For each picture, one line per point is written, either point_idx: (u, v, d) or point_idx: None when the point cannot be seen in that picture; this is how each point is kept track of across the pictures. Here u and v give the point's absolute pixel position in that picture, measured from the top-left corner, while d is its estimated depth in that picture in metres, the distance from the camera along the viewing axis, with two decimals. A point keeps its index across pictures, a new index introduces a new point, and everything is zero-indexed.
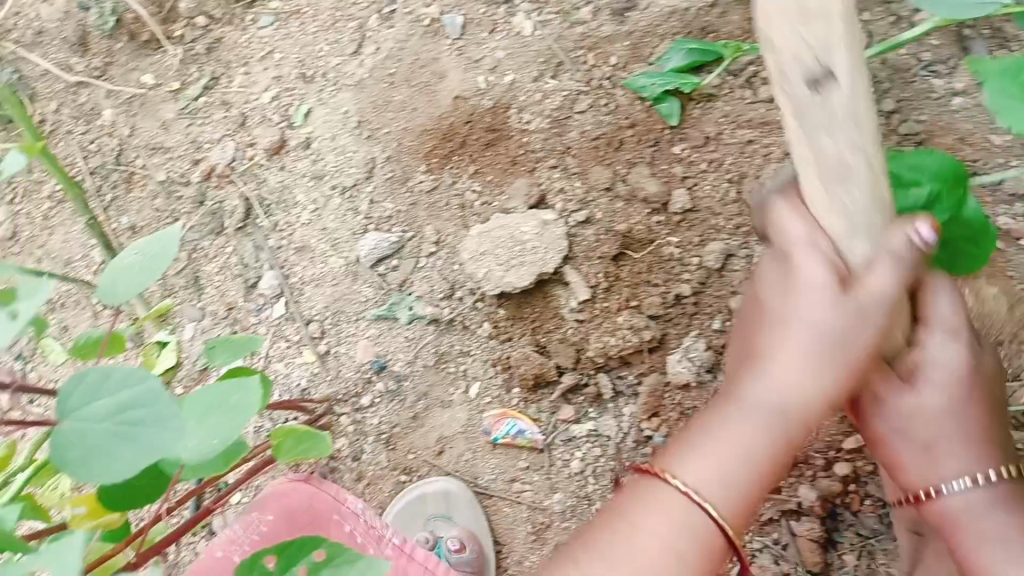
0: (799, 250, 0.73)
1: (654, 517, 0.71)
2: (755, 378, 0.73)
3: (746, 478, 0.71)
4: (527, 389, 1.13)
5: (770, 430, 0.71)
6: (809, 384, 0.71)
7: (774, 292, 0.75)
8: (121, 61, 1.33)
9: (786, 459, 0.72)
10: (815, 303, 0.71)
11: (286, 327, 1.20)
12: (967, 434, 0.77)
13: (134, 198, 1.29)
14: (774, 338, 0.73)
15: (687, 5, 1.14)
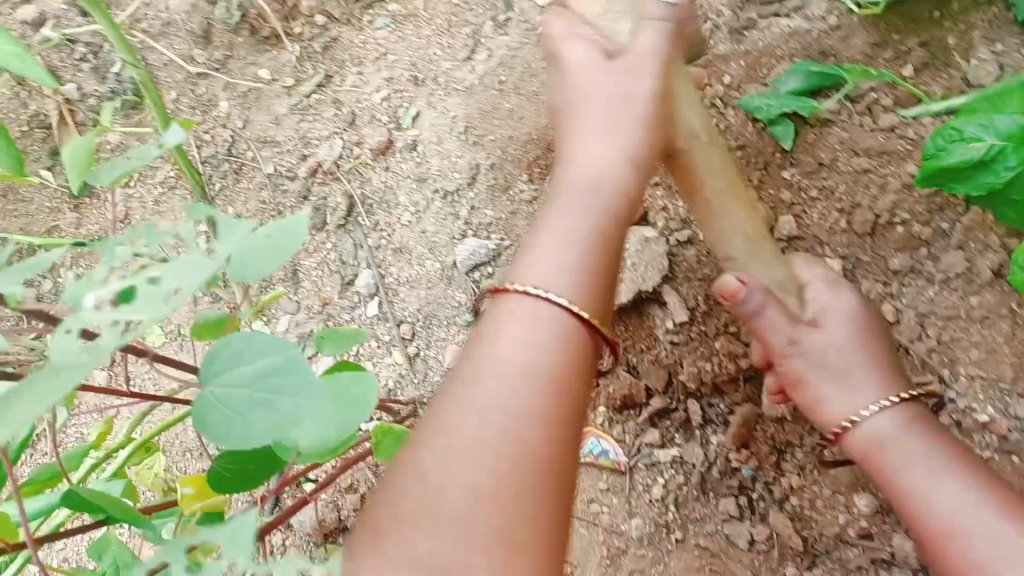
0: (572, 65, 0.86)
1: (507, 330, 0.70)
2: (569, 163, 0.82)
3: (590, 254, 0.76)
4: (613, 408, 1.09)
5: (592, 203, 0.79)
6: (611, 144, 0.81)
7: (568, 98, 0.86)
8: (239, 55, 1.37)
9: (614, 239, 0.79)
10: (604, 76, 0.84)
11: (377, 326, 1.21)
12: (869, 356, 0.88)
13: (242, 189, 1.31)
14: (578, 130, 0.84)
15: (810, 26, 1.09)
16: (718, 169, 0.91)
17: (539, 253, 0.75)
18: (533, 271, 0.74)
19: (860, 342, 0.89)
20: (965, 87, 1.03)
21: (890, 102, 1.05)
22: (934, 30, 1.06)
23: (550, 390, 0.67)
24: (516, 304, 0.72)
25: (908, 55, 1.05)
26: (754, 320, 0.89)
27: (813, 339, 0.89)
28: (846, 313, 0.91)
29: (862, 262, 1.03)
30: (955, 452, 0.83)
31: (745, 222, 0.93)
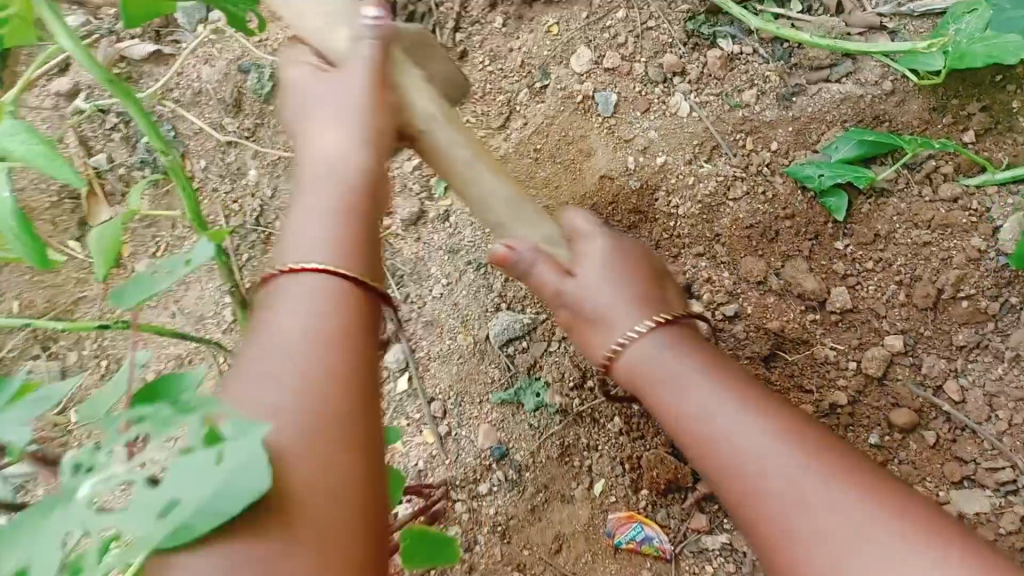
0: (304, 77, 0.80)
1: (279, 303, 0.58)
2: (313, 154, 0.72)
3: (347, 221, 0.64)
4: (657, 493, 1.09)
5: (332, 177, 0.68)
6: (351, 138, 0.72)
7: (293, 102, 0.79)
8: (270, 124, 1.36)
9: (371, 207, 0.68)
10: (325, 85, 0.78)
11: (407, 403, 1.17)
12: (631, 296, 0.74)
13: (270, 260, 1.31)
14: (308, 119, 0.76)
15: (863, 91, 1.05)
16: (458, 135, 0.83)
17: (295, 226, 0.64)
18: (291, 247, 0.62)
19: (621, 275, 0.77)
20: None
21: (952, 171, 1.00)
22: (996, 93, 1.00)
23: (339, 344, 0.55)
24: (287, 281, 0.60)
25: (968, 121, 1.00)
26: (529, 278, 0.80)
27: (584, 277, 0.77)
28: (606, 250, 0.79)
29: (923, 338, 0.98)
30: (749, 385, 0.66)
31: (496, 181, 0.83)
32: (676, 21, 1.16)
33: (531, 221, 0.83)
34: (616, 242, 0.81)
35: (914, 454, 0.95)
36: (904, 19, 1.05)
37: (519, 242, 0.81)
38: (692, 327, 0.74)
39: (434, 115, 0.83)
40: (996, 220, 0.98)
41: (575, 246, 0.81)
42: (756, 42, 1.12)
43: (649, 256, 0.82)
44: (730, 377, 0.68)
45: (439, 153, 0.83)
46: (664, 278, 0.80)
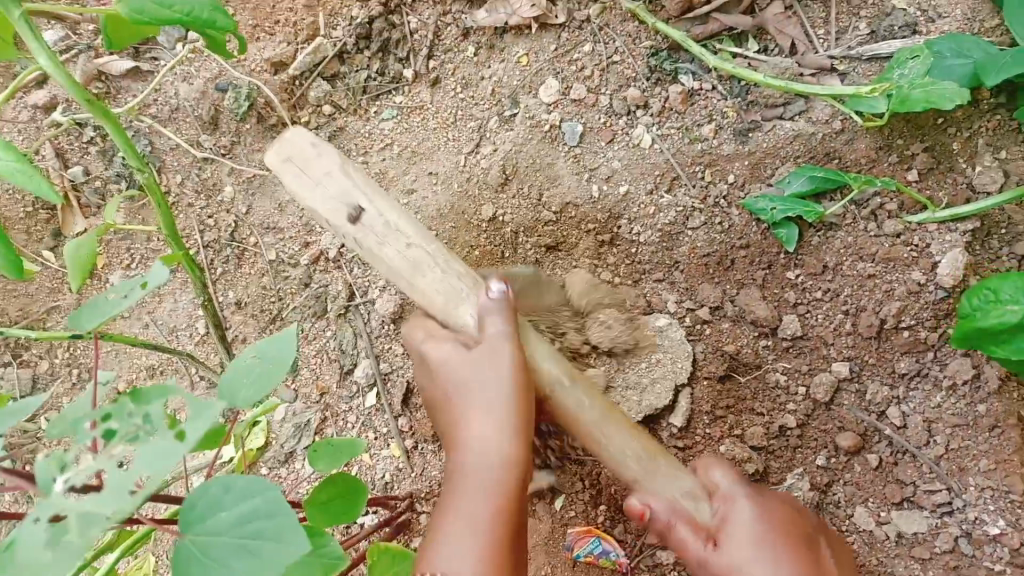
0: (431, 347, 0.88)
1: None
2: (469, 448, 0.81)
3: (496, 527, 0.76)
4: (613, 510, 1.11)
5: (486, 485, 0.79)
6: (497, 434, 0.81)
7: (448, 382, 0.86)
8: (246, 142, 1.38)
9: (514, 510, 0.79)
10: (467, 357, 0.85)
11: (375, 418, 1.19)
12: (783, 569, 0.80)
13: (243, 275, 1.34)
14: (465, 420, 0.83)
15: (813, 128, 1.09)
16: (590, 401, 0.87)
17: (452, 546, 0.75)
18: (444, 565, 0.74)
19: (767, 544, 0.82)
20: (970, 193, 1.03)
21: (895, 207, 1.04)
22: (938, 134, 1.05)
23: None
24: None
25: (914, 159, 1.05)
26: (670, 535, 0.84)
27: (728, 553, 0.82)
28: (751, 519, 0.84)
29: (867, 365, 1.03)
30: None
31: (632, 441, 0.86)
32: (639, 57, 1.20)
33: (672, 476, 0.86)
34: (760, 505, 0.85)
35: (857, 475, 1.02)
36: (854, 62, 1.10)
37: (657, 501, 0.84)
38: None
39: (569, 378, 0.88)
40: (936, 256, 1.01)
41: (718, 505, 0.86)
42: (715, 79, 1.16)
43: (789, 509, 0.88)
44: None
45: (573, 416, 0.87)
46: (812, 545, 0.84)
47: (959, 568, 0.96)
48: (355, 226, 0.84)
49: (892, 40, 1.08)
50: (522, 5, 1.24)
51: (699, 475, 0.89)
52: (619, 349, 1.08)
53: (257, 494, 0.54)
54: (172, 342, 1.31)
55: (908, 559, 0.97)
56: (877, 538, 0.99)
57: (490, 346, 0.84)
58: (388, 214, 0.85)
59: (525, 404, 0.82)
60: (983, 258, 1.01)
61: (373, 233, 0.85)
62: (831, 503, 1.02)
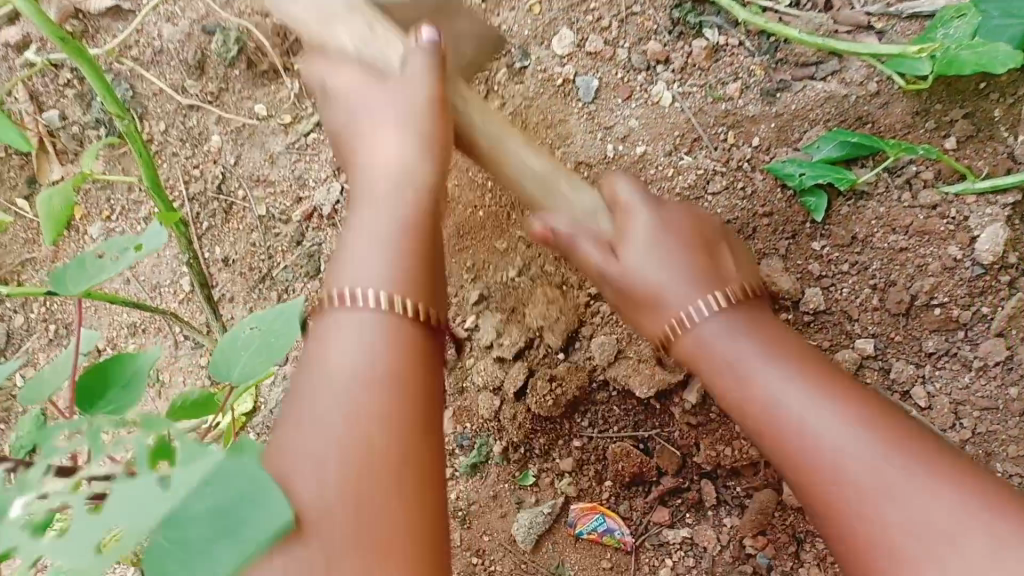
0: (333, 76, 0.84)
1: (346, 329, 0.64)
2: (376, 156, 0.77)
3: (403, 244, 0.70)
4: (620, 484, 1.03)
5: (403, 194, 0.74)
6: (409, 147, 0.77)
7: (341, 123, 0.82)
8: (235, 89, 1.29)
9: (433, 217, 0.74)
10: (366, 86, 0.81)
11: None
12: (679, 272, 0.81)
13: (230, 230, 1.27)
14: (360, 140, 0.79)
15: (846, 90, 1.03)
16: (535, 158, 0.90)
17: (351, 257, 0.69)
18: (353, 278, 0.67)
19: (668, 251, 0.83)
20: (1011, 163, 0.97)
21: (930, 176, 0.98)
22: (981, 100, 0.99)
23: (405, 381, 0.62)
24: (349, 318, 0.65)
25: (952, 126, 0.99)
26: (572, 251, 0.87)
27: (628, 258, 0.83)
28: (652, 225, 0.85)
29: (893, 342, 0.98)
30: (806, 360, 0.75)
31: (531, 154, 0.90)
32: (662, 7, 1.11)
33: (575, 192, 0.90)
34: (662, 214, 0.86)
35: None
36: (891, 20, 1.04)
37: (557, 218, 0.88)
38: (749, 301, 0.81)
39: (478, 116, 0.90)
40: (975, 230, 0.95)
41: (619, 217, 0.88)
42: (743, 34, 1.08)
43: (698, 220, 0.88)
44: (784, 342, 0.77)
45: (488, 152, 0.90)
46: (716, 243, 0.86)
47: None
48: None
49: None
50: None
51: (607, 192, 0.90)
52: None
53: (229, 480, 0.48)
54: (155, 300, 1.24)
55: None
56: None
57: (399, 75, 0.81)
58: None
59: (438, 103, 0.80)
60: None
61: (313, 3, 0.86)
62: None
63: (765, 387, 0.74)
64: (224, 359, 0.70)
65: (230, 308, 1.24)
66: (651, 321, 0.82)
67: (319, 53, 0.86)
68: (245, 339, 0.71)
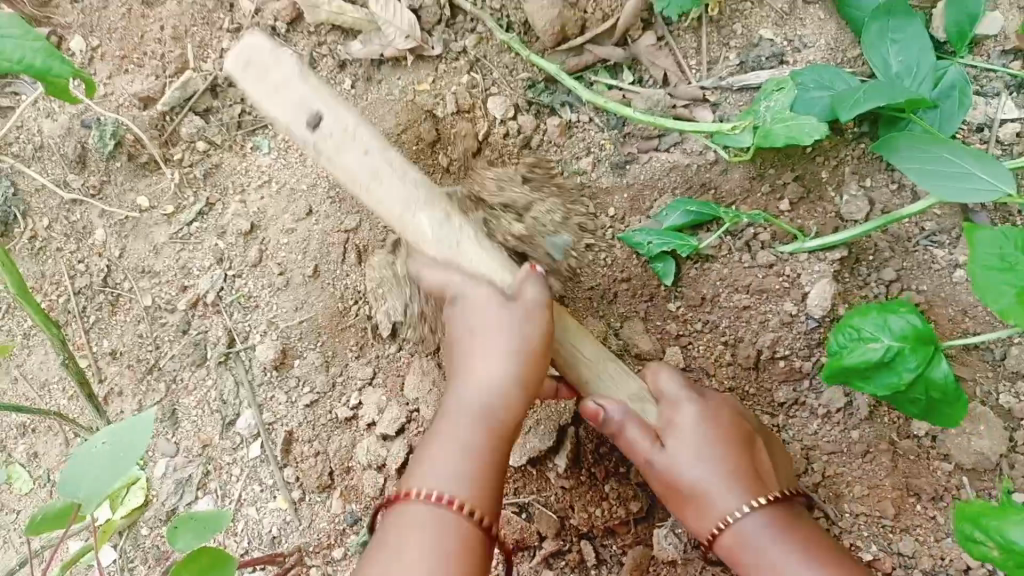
0: (461, 289, 0.90)
1: (409, 528, 0.81)
2: (467, 385, 0.88)
3: (484, 459, 0.85)
4: (507, 550, 1.03)
5: (482, 416, 0.86)
6: (501, 372, 0.87)
7: (455, 330, 0.91)
8: (117, 181, 1.32)
9: (498, 455, 0.87)
10: (477, 310, 0.89)
11: (260, 469, 1.14)
12: (727, 472, 0.88)
13: (117, 322, 1.27)
14: (465, 356, 0.90)
15: (688, 160, 1.10)
16: (585, 346, 0.95)
17: (433, 454, 0.85)
18: (430, 477, 0.84)
19: (710, 448, 0.89)
20: (839, 222, 1.05)
21: (767, 237, 1.05)
22: (810, 164, 1.07)
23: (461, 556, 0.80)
24: (411, 512, 0.82)
25: (785, 189, 1.07)
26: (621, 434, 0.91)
27: (673, 450, 0.90)
28: (696, 422, 0.92)
29: (747, 394, 1.03)
30: (817, 547, 0.84)
31: (593, 348, 0.96)
32: (518, 89, 1.18)
33: (622, 378, 0.95)
34: (706, 410, 0.93)
35: None
36: (725, 93, 1.13)
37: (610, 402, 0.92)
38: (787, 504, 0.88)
39: (570, 336, 0.95)
40: (807, 286, 1.03)
41: (664, 410, 0.94)
42: (591, 111, 1.15)
43: (736, 415, 0.95)
44: (807, 534, 0.85)
45: (568, 360, 0.94)
46: (753, 446, 0.92)
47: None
48: (315, 133, 0.84)
49: (761, 72, 1.12)
50: (396, 36, 1.18)
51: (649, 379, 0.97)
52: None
53: None
54: (44, 397, 1.23)
55: None
56: None
57: (503, 310, 0.88)
58: (287, 67, 0.85)
59: (540, 344, 0.87)
60: (853, 286, 1.02)
61: (269, 100, 0.84)
62: None
63: (775, 571, 0.83)
64: (72, 476, 0.71)
65: (119, 404, 1.23)
66: (694, 518, 0.89)
67: (345, 172, 0.86)
68: (101, 454, 0.71)
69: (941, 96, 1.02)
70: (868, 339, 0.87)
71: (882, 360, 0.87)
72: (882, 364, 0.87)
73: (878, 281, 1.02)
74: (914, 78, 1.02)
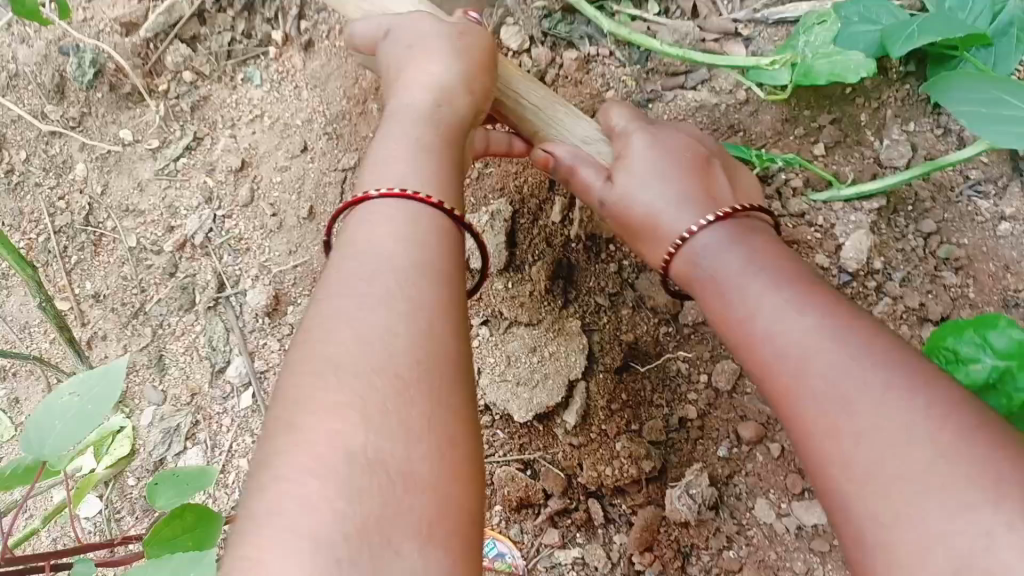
0: (391, 20, 0.87)
1: (368, 227, 0.67)
2: (403, 91, 0.80)
3: (432, 156, 0.75)
4: (510, 508, 0.97)
5: (430, 115, 0.78)
6: (437, 74, 0.80)
7: (389, 57, 0.85)
8: (98, 113, 1.23)
9: (455, 146, 0.79)
10: (413, 31, 0.84)
11: (252, 419, 1.08)
12: (679, 190, 0.81)
13: (101, 263, 1.19)
14: (403, 73, 0.82)
15: (717, 99, 1.03)
16: (530, 83, 0.91)
17: (378, 156, 0.75)
18: (381, 179, 0.72)
19: (664, 162, 0.83)
20: (878, 168, 0.97)
21: (801, 184, 0.98)
22: (847, 106, 1.00)
23: (433, 282, 0.63)
24: (367, 218, 0.68)
25: (819, 132, 1.00)
26: (574, 179, 0.88)
27: (624, 180, 0.84)
28: (649, 140, 0.86)
29: None
30: (843, 310, 0.68)
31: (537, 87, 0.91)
32: (532, 18, 1.08)
33: (573, 120, 0.91)
34: (657, 138, 0.86)
35: (760, 466, 0.94)
36: (759, 26, 1.05)
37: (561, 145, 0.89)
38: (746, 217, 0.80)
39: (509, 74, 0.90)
40: (840, 238, 0.95)
41: (618, 142, 0.89)
42: (612, 45, 1.07)
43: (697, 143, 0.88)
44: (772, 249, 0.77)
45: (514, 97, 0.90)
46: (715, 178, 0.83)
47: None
48: None
49: (799, 3, 1.03)
50: None
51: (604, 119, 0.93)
52: (515, 347, 1.00)
53: None
54: (24, 340, 1.17)
55: (807, 553, 0.90)
56: (778, 532, 0.91)
57: (444, 24, 0.85)
58: None
59: (478, 57, 0.83)
60: (890, 237, 0.95)
61: None
62: (732, 495, 0.94)
63: (791, 342, 0.66)
64: (36, 434, 0.63)
65: (102, 349, 1.15)
66: (654, 250, 0.82)
67: None
68: (62, 408, 0.63)
69: (997, 34, 0.92)
70: (968, 359, 0.75)
71: (992, 382, 0.73)
72: (991, 385, 0.74)
73: (916, 233, 0.95)
74: (969, 12, 0.92)
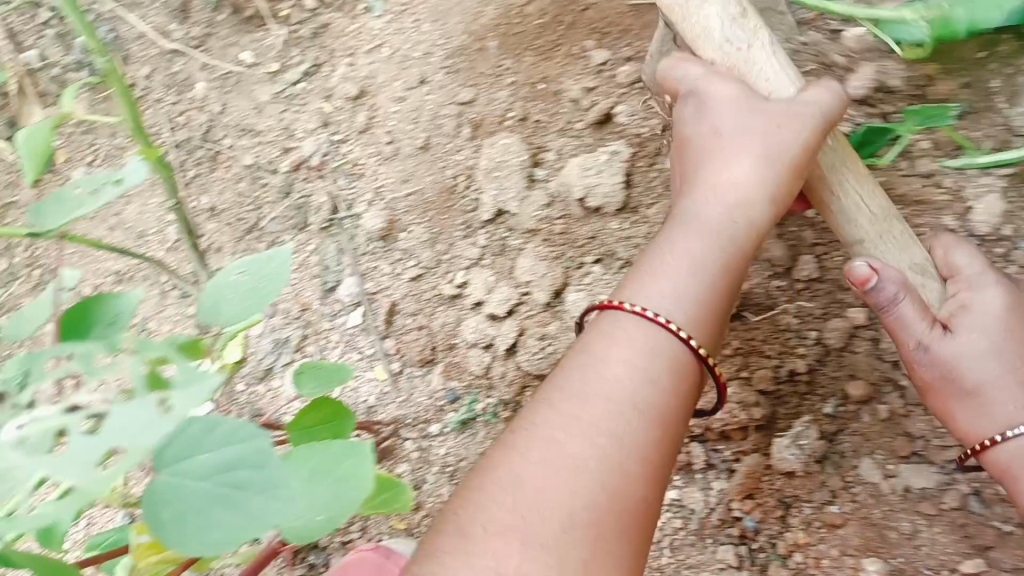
0: (705, 80, 0.81)
1: (619, 340, 0.73)
2: (709, 190, 0.77)
3: (716, 282, 0.75)
4: None
5: (722, 234, 0.76)
6: (749, 174, 0.76)
7: (693, 127, 0.81)
8: (220, 35, 1.29)
9: (740, 274, 0.77)
10: (731, 108, 0.79)
11: (360, 339, 1.11)
12: (1002, 367, 0.80)
13: (217, 178, 1.23)
14: (711, 161, 0.79)
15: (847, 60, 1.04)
16: (850, 170, 0.83)
17: (661, 272, 0.76)
18: (648, 290, 0.75)
19: (1007, 335, 0.80)
20: (1010, 136, 0.96)
21: (930, 146, 0.99)
22: (981, 70, 0.99)
23: (651, 417, 0.69)
24: (626, 327, 0.73)
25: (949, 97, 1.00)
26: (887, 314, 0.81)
27: (962, 341, 0.80)
28: (996, 301, 0.81)
29: None
30: None
31: (879, 195, 0.83)
32: None
33: (888, 241, 0.83)
34: (985, 299, 0.82)
35: (866, 425, 0.96)
36: None
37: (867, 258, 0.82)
38: None
39: (833, 161, 0.83)
40: (970, 202, 0.96)
41: (956, 284, 0.83)
42: None
43: None
44: None
45: (823, 196, 0.84)
46: None
47: (991, 548, 0.86)
48: None
49: None
50: None
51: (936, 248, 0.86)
52: None
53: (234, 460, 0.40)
54: (139, 248, 1.21)
55: (914, 514, 0.90)
56: (882, 491, 0.92)
57: (783, 107, 0.77)
58: None
59: (802, 155, 0.76)
60: (1019, 206, 0.94)
61: None
62: (837, 453, 0.96)
63: None
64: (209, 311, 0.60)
65: (218, 259, 1.20)
66: (964, 418, 0.80)
67: None
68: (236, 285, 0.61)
69: None
70: None
71: None
72: None
73: None
74: None
